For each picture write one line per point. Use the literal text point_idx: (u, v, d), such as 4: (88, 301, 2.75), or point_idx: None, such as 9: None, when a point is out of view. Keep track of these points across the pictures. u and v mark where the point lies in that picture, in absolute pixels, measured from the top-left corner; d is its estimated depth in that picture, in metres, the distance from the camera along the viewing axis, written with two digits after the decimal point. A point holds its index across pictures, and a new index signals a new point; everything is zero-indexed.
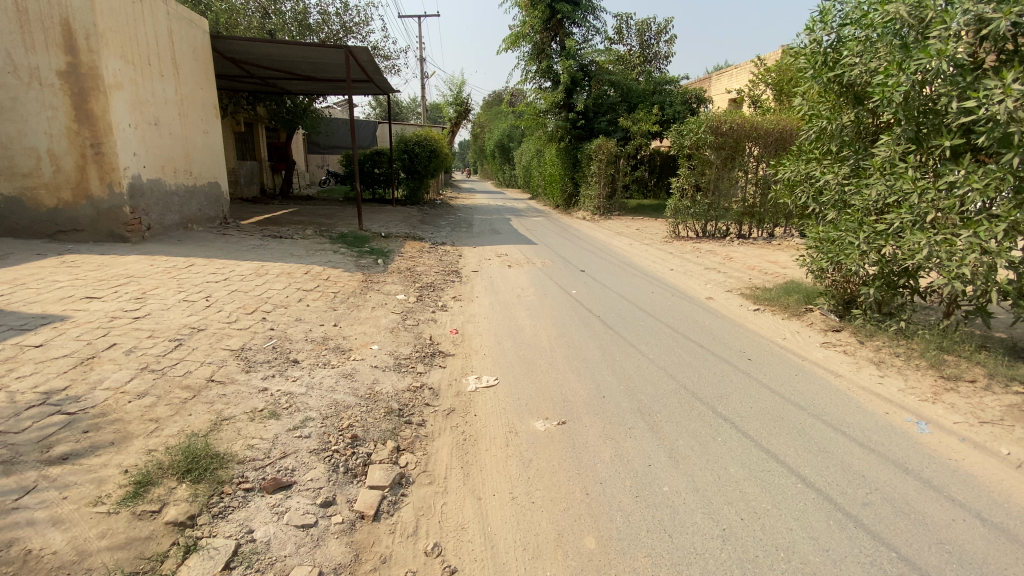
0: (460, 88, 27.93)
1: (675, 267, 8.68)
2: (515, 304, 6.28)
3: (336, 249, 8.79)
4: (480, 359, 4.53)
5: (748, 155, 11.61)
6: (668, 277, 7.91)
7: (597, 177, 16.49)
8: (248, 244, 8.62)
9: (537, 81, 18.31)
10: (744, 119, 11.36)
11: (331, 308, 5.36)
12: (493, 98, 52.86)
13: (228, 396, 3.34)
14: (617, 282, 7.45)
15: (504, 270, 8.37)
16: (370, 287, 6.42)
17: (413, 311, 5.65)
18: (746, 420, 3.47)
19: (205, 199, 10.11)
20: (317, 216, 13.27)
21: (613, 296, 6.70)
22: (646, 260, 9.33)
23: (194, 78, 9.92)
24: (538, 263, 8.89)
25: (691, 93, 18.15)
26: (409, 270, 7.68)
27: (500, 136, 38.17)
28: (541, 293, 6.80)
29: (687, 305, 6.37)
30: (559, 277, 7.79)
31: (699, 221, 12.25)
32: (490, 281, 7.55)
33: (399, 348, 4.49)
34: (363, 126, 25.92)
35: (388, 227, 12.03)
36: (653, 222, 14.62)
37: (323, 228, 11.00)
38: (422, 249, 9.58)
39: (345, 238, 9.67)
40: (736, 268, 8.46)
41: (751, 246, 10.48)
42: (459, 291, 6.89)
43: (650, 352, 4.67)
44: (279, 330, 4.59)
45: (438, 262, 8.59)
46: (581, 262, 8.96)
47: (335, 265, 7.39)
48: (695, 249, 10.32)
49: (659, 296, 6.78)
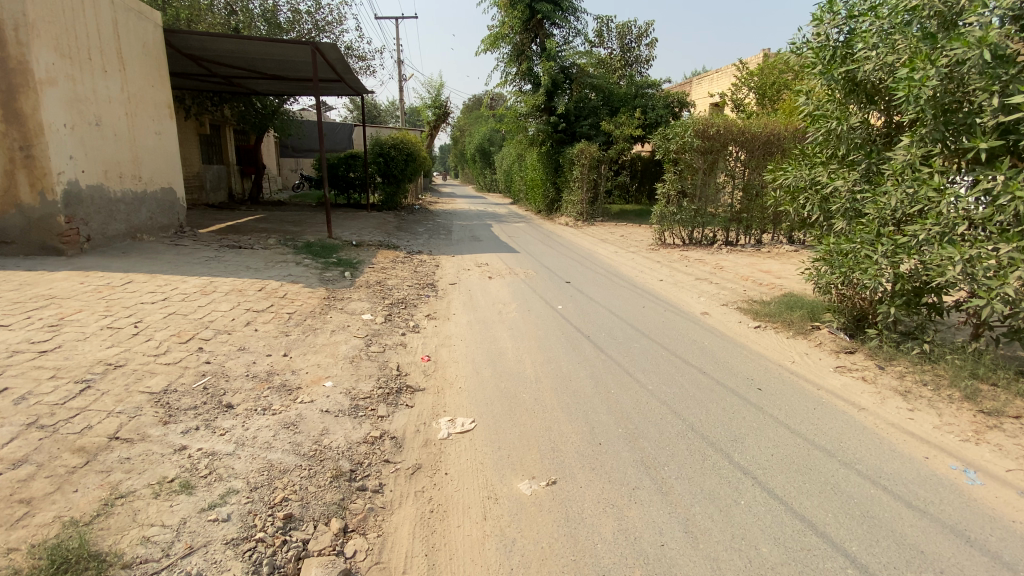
0: (438, 90, 27.26)
1: (665, 277, 8.18)
2: (496, 322, 5.67)
3: (299, 260, 8.06)
4: (454, 393, 3.90)
5: (736, 160, 11.22)
6: (659, 288, 7.38)
7: (580, 182, 16.00)
8: (201, 256, 7.83)
9: (517, 83, 17.77)
10: (732, 123, 10.98)
11: (283, 334, 4.68)
12: (473, 102, 52.31)
13: (132, 461, 2.65)
14: (606, 296, 6.88)
15: (484, 282, 7.76)
16: (333, 306, 5.73)
17: (380, 335, 4.99)
18: (769, 473, 2.92)
19: (157, 206, 9.27)
20: (284, 223, 12.46)
21: (602, 311, 6.14)
22: (633, 269, 8.80)
23: (143, 75, 9.08)
24: (521, 274, 8.29)
25: (674, 97, 17.83)
26: (379, 284, 7.00)
27: (480, 141, 37.58)
28: (524, 308, 6.22)
29: (681, 322, 5.82)
30: (543, 289, 7.22)
31: (686, 227, 11.82)
32: (468, 296, 6.91)
33: (357, 384, 3.83)
34: (338, 129, 25.06)
35: (360, 235, 11.31)
36: (637, 228, 14.17)
37: (289, 236, 10.24)
38: (395, 259, 8.90)
39: (311, 249, 8.94)
40: (729, 278, 7.97)
41: (740, 253, 10.07)
42: (434, 308, 6.25)
43: (649, 381, 4.11)
44: (214, 365, 3.88)
45: (411, 274, 7.93)
46: (566, 273, 8.39)
47: (295, 280, 6.67)
48: (684, 256, 9.85)
49: (651, 311, 6.22)
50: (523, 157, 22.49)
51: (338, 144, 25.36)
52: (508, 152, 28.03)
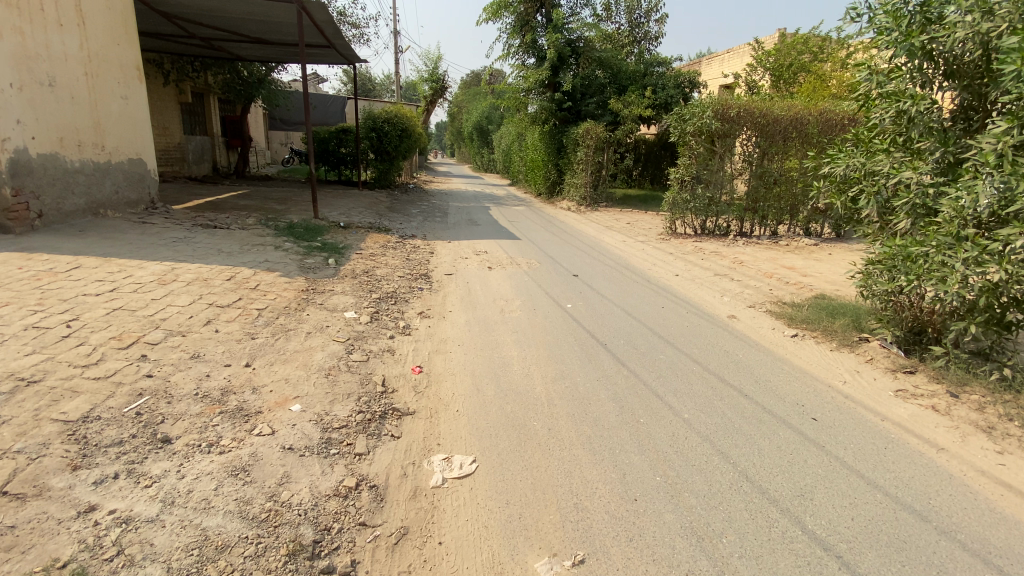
0: (436, 63, 26.05)
1: (680, 271, 7.50)
2: (499, 323, 4.98)
3: (280, 244, 7.28)
4: (451, 419, 3.22)
5: (756, 145, 10.47)
6: (676, 286, 6.69)
7: (585, 164, 15.18)
8: (170, 237, 7.04)
9: (520, 57, 16.78)
10: (754, 104, 10.20)
11: (249, 338, 3.96)
12: (472, 78, 50.69)
13: (13, 534, 1.95)
14: (619, 293, 6.19)
15: (484, 273, 7.04)
16: (312, 300, 5.01)
17: (364, 337, 4.27)
18: (855, 549, 2.28)
19: (123, 178, 8.37)
20: (267, 201, 11.61)
21: (617, 312, 5.45)
22: (645, 261, 8.11)
23: (107, 30, 8.04)
24: (524, 264, 7.55)
25: (685, 77, 17.00)
26: (367, 273, 6.27)
27: (478, 119, 36.35)
28: (529, 306, 5.53)
29: (707, 327, 5.13)
30: (548, 283, 6.52)
31: (699, 216, 11.11)
32: (467, 289, 6.19)
33: (332, 407, 3.13)
34: (330, 101, 23.92)
35: (349, 215, 10.51)
36: (644, 215, 13.45)
37: (271, 216, 9.42)
38: (386, 244, 8.14)
39: (294, 231, 8.16)
40: (750, 275, 7.32)
41: (758, 246, 9.40)
42: (429, 304, 5.53)
43: (684, 407, 3.44)
44: (156, 382, 3.16)
45: (403, 262, 7.19)
46: (573, 265, 7.68)
47: (271, 267, 5.91)
48: (698, 248, 9.15)
49: (671, 313, 5.53)
50: (524, 136, 21.59)
51: (330, 118, 24.22)
52: (507, 131, 27.02)
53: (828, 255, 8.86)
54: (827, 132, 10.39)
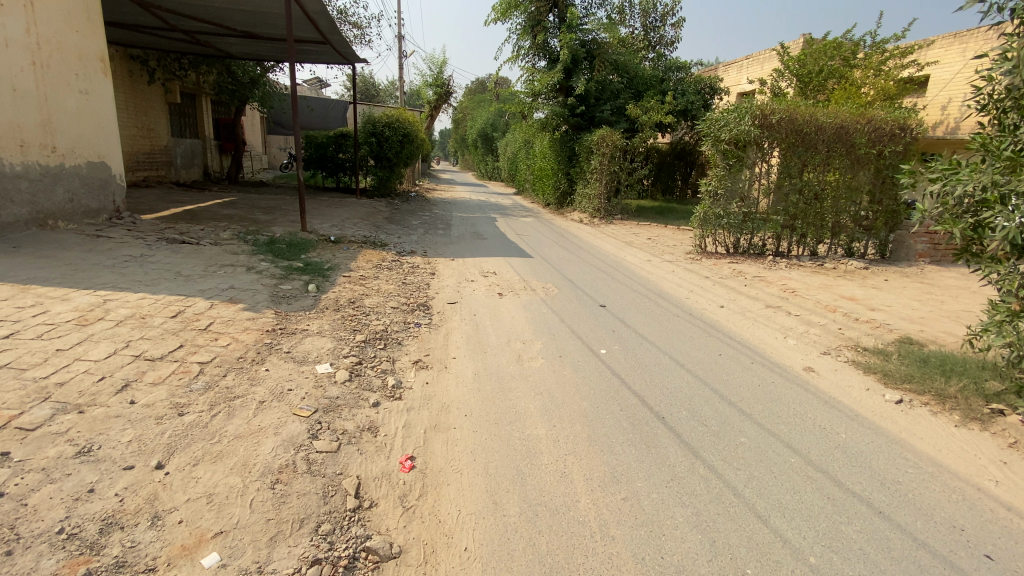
0: (440, 68, 25.08)
1: (726, 302, 6.37)
2: (517, 379, 3.85)
3: (254, 264, 6.19)
4: (456, 568, 2.09)
5: (797, 156, 9.41)
6: (724, 323, 5.58)
7: (599, 173, 14.08)
8: (123, 255, 5.95)
9: (530, 59, 15.73)
10: (797, 111, 9.18)
11: (174, 414, 2.84)
12: (477, 85, 49.70)
13: None
14: (661, 332, 5.07)
15: (494, 302, 5.92)
16: (276, 345, 3.88)
17: (338, 407, 3.14)
18: None
19: (80, 184, 7.30)
20: (252, 210, 10.54)
21: (664, 360, 4.33)
22: (680, 288, 7.00)
23: (60, 14, 6.93)
24: (540, 289, 6.44)
25: (705, 82, 16.15)
26: (353, 303, 5.16)
27: (483, 125, 35.40)
28: (553, 351, 4.41)
29: (783, 387, 4.00)
30: (572, 317, 5.41)
31: (730, 233, 10.00)
32: (477, 325, 5.07)
33: (272, 555, 2.02)
34: (331, 105, 22.95)
35: (342, 228, 9.42)
36: (665, 230, 12.37)
37: (252, 229, 8.33)
38: (380, 264, 7.04)
39: (275, 247, 7.06)
40: (808, 307, 6.21)
41: (803, 269, 8.29)
42: (427, 347, 4.39)
43: (802, 542, 2.32)
44: (2, 509, 2.04)
45: (399, 286, 6.08)
46: (597, 291, 6.57)
47: (234, 298, 4.80)
48: (737, 270, 8.03)
49: (730, 362, 4.40)
50: (531, 144, 20.56)
51: (329, 122, 23.26)
52: (514, 138, 26.08)
53: (885, 283, 7.74)
54: (875, 142, 9.35)
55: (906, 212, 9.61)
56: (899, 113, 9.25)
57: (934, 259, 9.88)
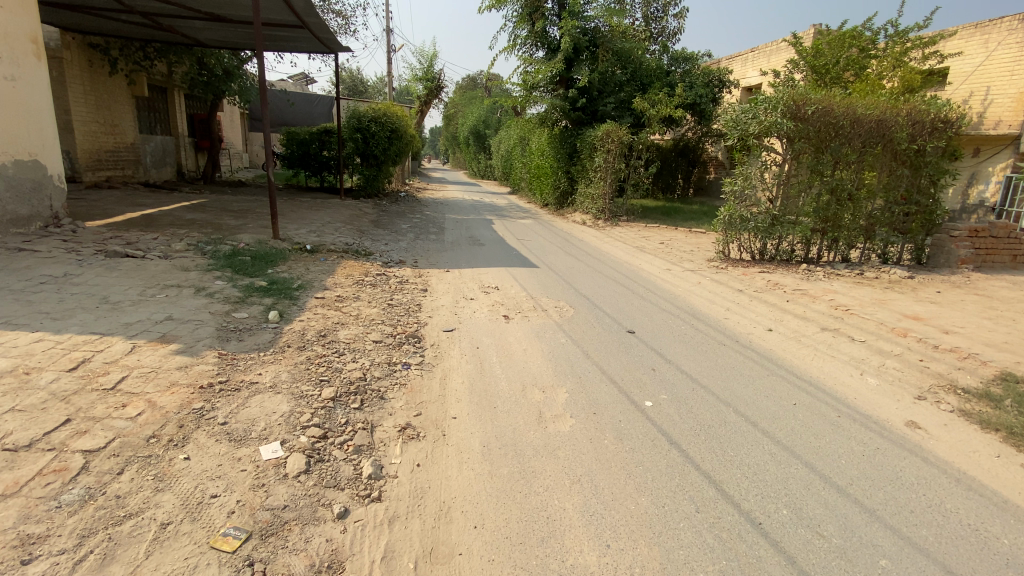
0: (431, 61, 23.93)
1: (774, 325, 5.37)
2: (541, 454, 2.80)
3: (207, 284, 5.07)
4: None
5: (830, 152, 8.34)
6: (780, 355, 4.57)
7: (603, 172, 13.06)
8: (43, 274, 4.82)
9: (528, 49, 14.65)
10: (832, 102, 8.12)
11: (14, 564, 1.77)
12: (468, 81, 48.51)
13: None
14: (711, 371, 4.06)
15: (499, 328, 4.87)
16: (208, 413, 2.79)
17: (285, 529, 2.09)
18: None
19: (7, 188, 6.13)
20: (221, 214, 9.38)
21: (730, 416, 3.32)
22: (714, 306, 5.99)
23: None
24: (553, 311, 5.40)
25: (714, 75, 15.55)
26: (324, 336, 4.06)
27: (475, 122, 34.26)
28: (584, 403, 3.38)
29: (894, 457, 3.00)
30: (599, 348, 4.37)
31: (756, 237, 8.97)
32: (482, 363, 4.01)
33: None
34: (317, 101, 21.77)
35: (322, 235, 8.29)
36: (677, 233, 11.39)
37: (215, 237, 7.20)
38: (361, 280, 5.94)
39: (236, 261, 5.93)
40: (872, 329, 5.22)
41: (845, 280, 7.32)
42: (419, 400, 3.32)
43: None
44: None
45: (384, 309, 4.98)
46: (620, 310, 5.55)
47: (168, 336, 3.70)
48: (772, 281, 7.04)
49: (812, 418, 3.40)
50: (528, 140, 19.59)
51: (315, 119, 22.06)
52: (508, 135, 25.05)
53: (940, 295, 6.80)
54: (914, 137, 8.41)
55: (942, 213, 8.81)
56: (942, 104, 8.34)
57: (976, 264, 9.05)
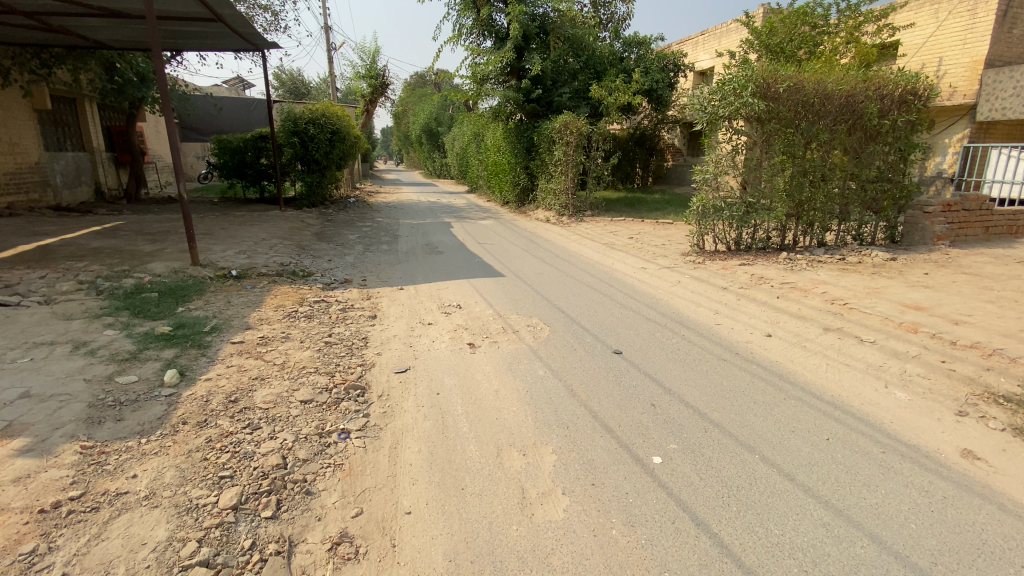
0: (373, 58, 22.69)
1: (773, 328, 4.75)
2: (530, 567, 2.03)
3: (94, 336, 4.06)
4: None
5: (801, 132, 7.84)
6: (789, 368, 3.93)
7: (564, 166, 12.35)
8: None
9: (474, 39, 13.77)
10: (802, 78, 7.62)
11: None
12: (416, 79, 47.04)
13: None
14: (721, 400, 3.37)
15: (463, 361, 4.04)
16: (38, 564, 1.90)
17: None
18: None
19: None
20: (135, 239, 8.16)
21: (760, 468, 2.63)
22: (703, 308, 5.33)
23: None
24: (525, 331, 4.62)
25: (669, 59, 15.18)
26: (236, 400, 3.16)
27: (426, 120, 33.10)
28: (577, 468, 2.62)
29: (968, 510, 2.39)
30: (584, 380, 3.61)
31: (731, 227, 8.43)
32: (443, 416, 3.18)
33: None
34: (253, 105, 20.24)
35: (252, 257, 7.24)
36: (646, 226, 10.84)
37: (119, 269, 6.08)
38: (294, 311, 5.00)
39: (137, 302, 4.88)
40: (880, 326, 4.67)
41: (831, 267, 6.86)
42: (359, 490, 2.49)
43: None
44: None
45: (318, 350, 4.08)
46: (601, 324, 4.81)
47: (13, 428, 2.73)
48: (756, 275, 6.46)
49: (854, 462, 2.76)
50: (482, 136, 18.73)
51: (252, 125, 20.50)
52: (462, 131, 24.07)
53: (929, 278, 6.41)
54: (884, 111, 8.04)
55: (914, 189, 8.50)
56: (908, 76, 8.01)
57: (950, 240, 8.83)
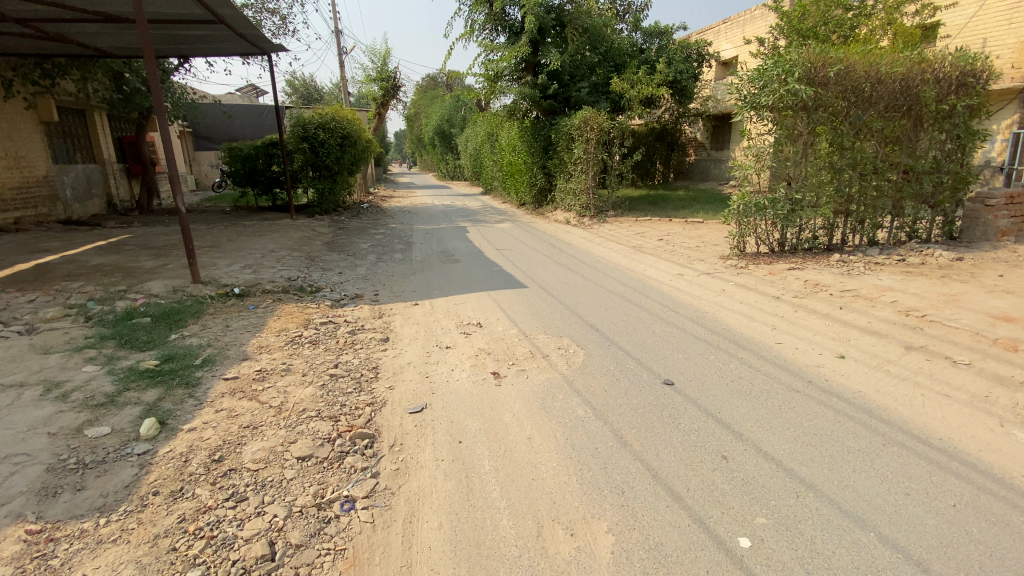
0: (384, 60, 22.31)
1: (847, 347, 4.07)
2: None
3: (70, 373, 3.58)
4: None
5: (851, 121, 7.09)
6: (879, 401, 3.27)
7: (584, 164, 11.72)
8: None
9: (488, 34, 13.22)
10: (853, 61, 6.87)
11: None
12: (428, 82, 46.68)
13: None
14: (809, 449, 2.74)
15: (488, 397, 3.45)
16: None
17: None
18: None
19: None
20: (138, 255, 7.77)
21: (884, 558, 2.02)
22: (757, 323, 4.66)
23: None
24: (557, 356, 4.02)
25: (692, 48, 14.52)
26: (220, 459, 2.65)
27: (438, 122, 32.71)
28: (644, 557, 2.04)
29: None
30: (635, 422, 3.01)
31: (774, 227, 7.72)
32: (468, 475, 2.61)
33: None
34: (265, 111, 19.97)
35: (257, 272, 6.77)
36: (675, 227, 10.17)
37: (115, 289, 5.67)
38: (297, 337, 4.48)
39: (125, 330, 4.42)
40: (974, 345, 3.97)
41: (893, 271, 6.13)
42: None
43: None
44: None
45: (320, 386, 3.55)
46: (643, 345, 4.18)
47: None
48: (810, 281, 5.76)
49: (1002, 542, 2.12)
50: (496, 135, 18.20)
51: (263, 131, 20.23)
52: (475, 131, 23.57)
53: (1008, 281, 5.66)
54: (942, 96, 7.26)
55: (976, 180, 7.68)
56: (969, 54, 7.23)
57: (1015, 235, 8.02)
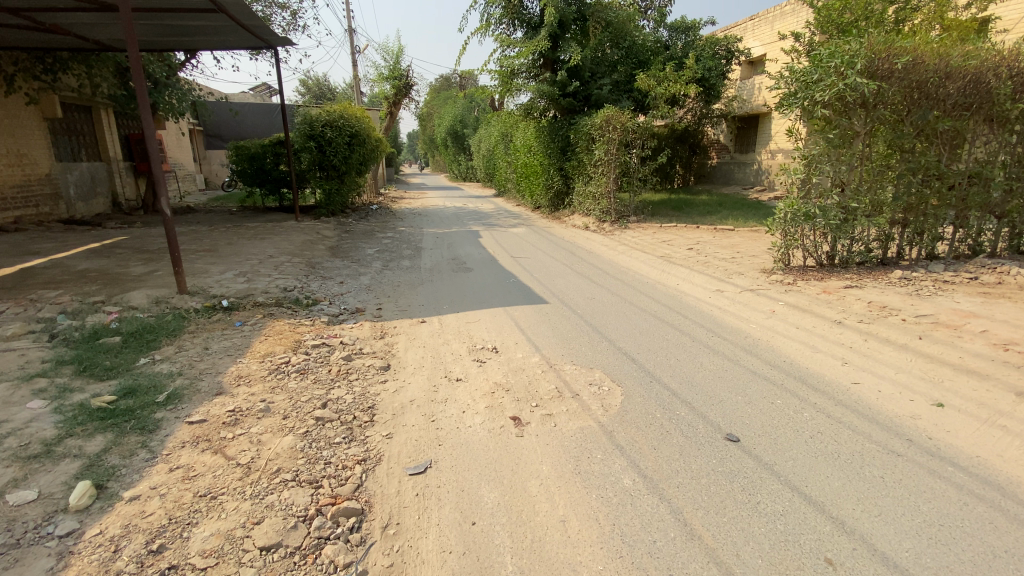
0: (397, 58, 21.79)
1: (946, 393, 3.33)
2: None
3: (9, 410, 2.99)
4: None
5: (913, 121, 6.34)
6: (1008, 474, 2.55)
7: (606, 166, 11.02)
8: None
9: (505, 29, 12.59)
10: (925, 51, 6.02)
11: None
12: (442, 82, 46.22)
13: None
14: (944, 554, 2.02)
15: (508, 454, 2.77)
16: None
17: None
18: None
19: None
20: (129, 259, 7.24)
21: None
22: (825, 356, 3.93)
23: None
24: (590, 398, 3.34)
25: (720, 45, 13.81)
26: (158, 549, 2.02)
27: (452, 122, 32.16)
28: None
29: None
30: (700, 501, 2.32)
31: (823, 237, 6.96)
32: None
33: None
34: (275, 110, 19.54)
35: (253, 280, 6.18)
36: (705, 235, 9.43)
37: (91, 300, 5.11)
38: (284, 364, 3.84)
39: (89, 353, 3.82)
40: None
41: (968, 291, 5.36)
42: None
43: None
44: None
45: (303, 435, 2.90)
46: (693, 385, 3.48)
47: None
48: (875, 302, 5.02)
49: None
50: (511, 136, 17.55)
51: (274, 130, 19.80)
52: (489, 132, 22.88)
53: None
54: None
55: None
56: None
57: None
